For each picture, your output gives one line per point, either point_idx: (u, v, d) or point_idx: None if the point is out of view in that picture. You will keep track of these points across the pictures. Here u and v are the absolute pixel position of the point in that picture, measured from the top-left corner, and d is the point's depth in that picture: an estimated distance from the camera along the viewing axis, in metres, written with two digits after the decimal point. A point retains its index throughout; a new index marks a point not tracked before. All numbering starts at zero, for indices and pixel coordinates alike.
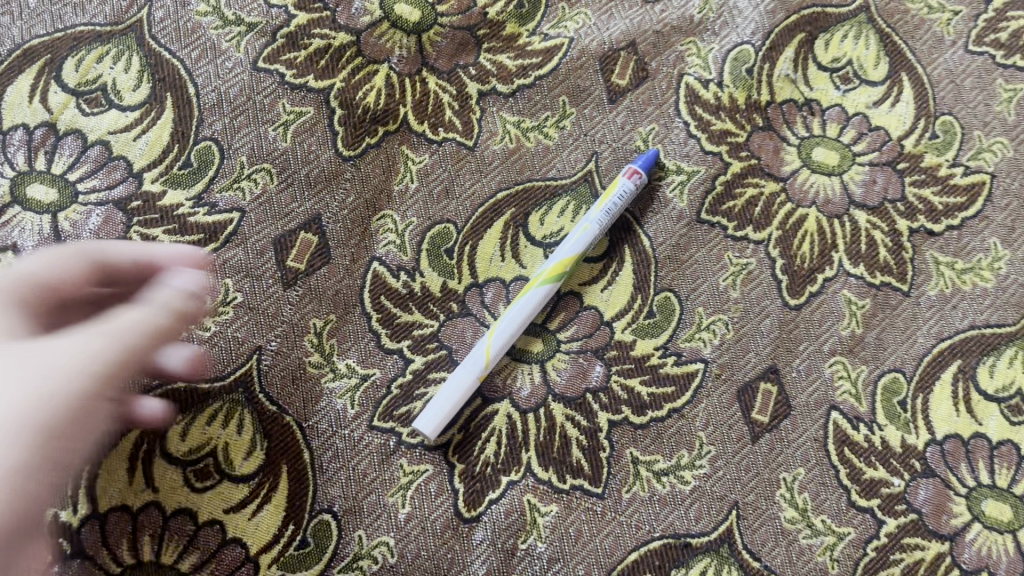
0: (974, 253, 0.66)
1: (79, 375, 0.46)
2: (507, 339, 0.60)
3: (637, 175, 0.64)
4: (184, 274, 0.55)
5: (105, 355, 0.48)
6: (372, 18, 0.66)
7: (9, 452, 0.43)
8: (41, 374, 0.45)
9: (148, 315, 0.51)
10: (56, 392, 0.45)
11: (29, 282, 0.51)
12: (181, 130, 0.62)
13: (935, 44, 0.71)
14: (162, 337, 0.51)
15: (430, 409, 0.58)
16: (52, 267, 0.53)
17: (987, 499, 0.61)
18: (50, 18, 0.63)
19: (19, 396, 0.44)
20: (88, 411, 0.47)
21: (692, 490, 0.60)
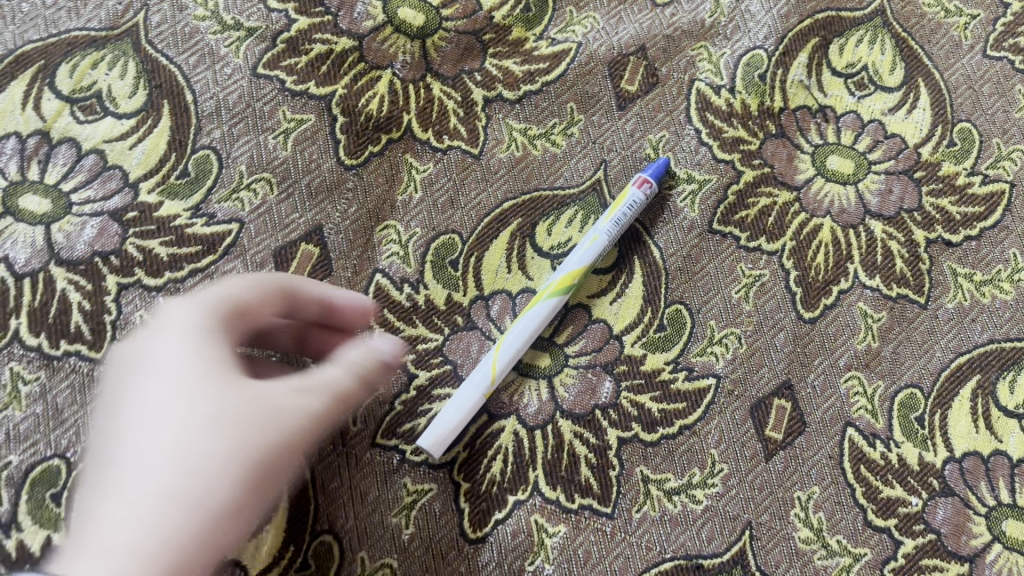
0: (992, 265, 0.64)
1: (299, 425, 0.45)
2: (512, 355, 0.58)
3: (646, 185, 0.62)
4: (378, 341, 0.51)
5: (317, 405, 0.46)
6: (375, 22, 0.65)
7: (222, 470, 0.42)
8: (273, 426, 0.44)
9: (359, 364, 0.49)
10: (273, 443, 0.43)
11: (240, 303, 0.47)
12: (178, 138, 0.60)
13: (953, 49, 0.69)
14: (367, 388, 0.49)
15: (433, 427, 0.56)
16: (263, 288, 0.49)
17: (1007, 519, 0.59)
18: (43, 23, 0.61)
19: (242, 446, 0.42)
20: (295, 460, 0.45)
21: (704, 510, 0.58)
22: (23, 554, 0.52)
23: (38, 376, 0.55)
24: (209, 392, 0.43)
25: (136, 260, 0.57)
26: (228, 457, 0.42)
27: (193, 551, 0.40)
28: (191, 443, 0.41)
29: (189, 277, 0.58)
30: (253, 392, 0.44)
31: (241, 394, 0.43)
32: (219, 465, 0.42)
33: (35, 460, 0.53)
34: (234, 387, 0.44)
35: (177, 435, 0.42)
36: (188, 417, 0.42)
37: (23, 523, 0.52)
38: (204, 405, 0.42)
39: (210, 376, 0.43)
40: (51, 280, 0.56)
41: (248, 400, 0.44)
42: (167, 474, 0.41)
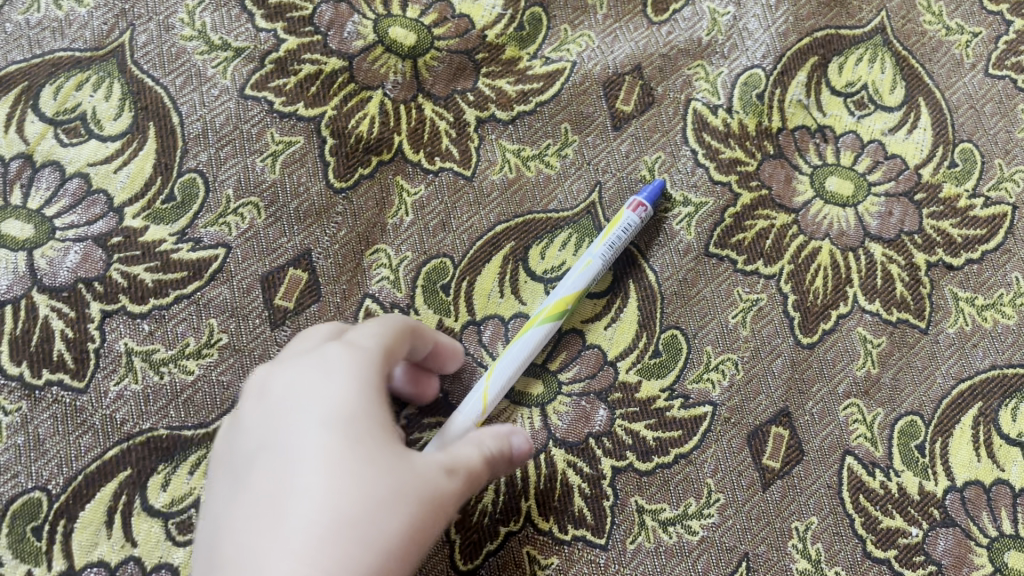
0: (994, 289, 0.63)
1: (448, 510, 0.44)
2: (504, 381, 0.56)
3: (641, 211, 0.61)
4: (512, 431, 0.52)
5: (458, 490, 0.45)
6: (366, 42, 0.63)
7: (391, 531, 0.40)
8: (433, 502, 0.43)
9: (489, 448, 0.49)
10: (432, 524, 0.42)
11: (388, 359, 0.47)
12: (164, 162, 0.59)
13: (954, 68, 0.68)
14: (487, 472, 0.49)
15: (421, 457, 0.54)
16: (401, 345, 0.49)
17: (1010, 550, 0.58)
18: (27, 43, 0.60)
19: (409, 523, 0.41)
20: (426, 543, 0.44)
21: (700, 541, 0.57)
22: None
23: (19, 405, 0.54)
24: (379, 455, 0.42)
25: (120, 287, 0.56)
26: (399, 529, 0.41)
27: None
28: (366, 505, 0.40)
29: (175, 303, 0.56)
30: (414, 463, 0.43)
31: (403, 463, 0.42)
32: (394, 536, 0.40)
33: (16, 493, 0.52)
34: (399, 456, 0.43)
35: (358, 496, 0.40)
36: (360, 476, 0.40)
37: (4, 558, 0.51)
38: (376, 466, 0.41)
39: (377, 438, 0.42)
40: (33, 307, 0.55)
41: (412, 472, 0.43)
42: (345, 532, 0.39)
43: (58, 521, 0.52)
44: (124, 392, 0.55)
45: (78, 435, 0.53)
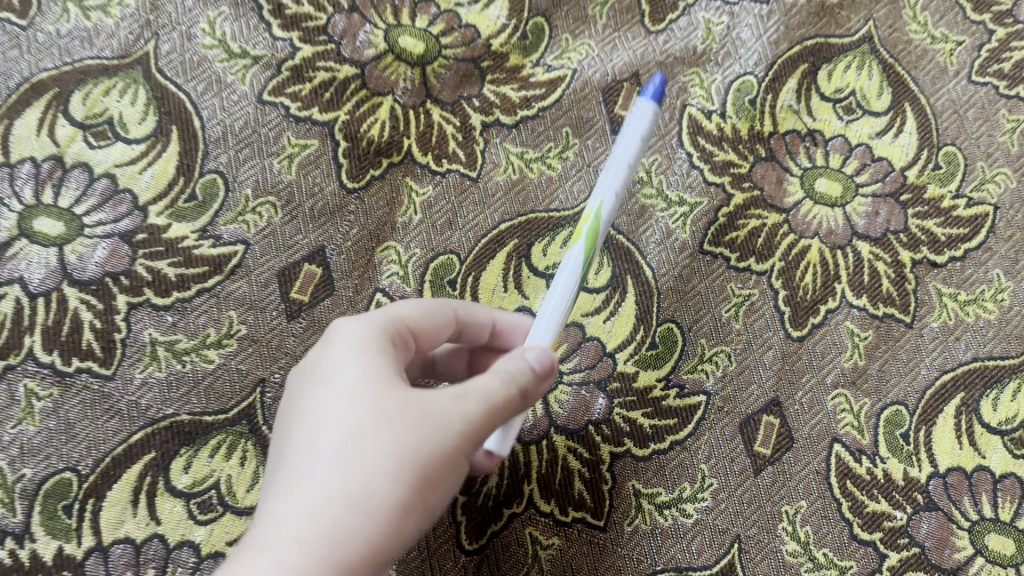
0: (976, 285, 0.66)
1: (465, 430, 0.40)
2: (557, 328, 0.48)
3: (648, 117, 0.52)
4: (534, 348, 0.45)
5: (485, 414, 0.41)
6: (377, 50, 0.67)
7: (376, 456, 0.39)
8: (436, 426, 0.40)
9: (524, 382, 0.43)
10: (438, 446, 0.40)
11: (406, 326, 0.47)
12: (186, 163, 0.62)
13: (938, 75, 0.71)
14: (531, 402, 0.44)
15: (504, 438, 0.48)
16: (430, 315, 0.49)
17: (991, 533, 0.61)
18: (58, 52, 0.64)
19: (402, 451, 0.39)
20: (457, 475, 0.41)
21: (694, 523, 0.60)
22: (36, 564, 0.54)
23: (50, 392, 0.57)
24: (368, 394, 0.41)
25: (145, 281, 0.60)
26: (387, 461, 0.39)
27: (349, 555, 0.38)
28: (346, 445, 0.39)
29: (197, 296, 0.60)
30: (419, 393, 0.41)
31: (401, 396, 0.41)
32: (380, 458, 0.39)
33: (48, 473, 0.55)
34: (395, 391, 0.41)
35: (336, 431, 0.40)
36: (343, 413, 0.41)
37: (37, 534, 0.54)
38: (361, 408, 0.40)
39: (373, 381, 0.42)
40: (64, 299, 0.59)
41: (412, 402, 0.41)
42: (322, 477, 0.39)
43: (87, 500, 0.55)
44: (148, 379, 0.58)
45: (105, 419, 0.57)
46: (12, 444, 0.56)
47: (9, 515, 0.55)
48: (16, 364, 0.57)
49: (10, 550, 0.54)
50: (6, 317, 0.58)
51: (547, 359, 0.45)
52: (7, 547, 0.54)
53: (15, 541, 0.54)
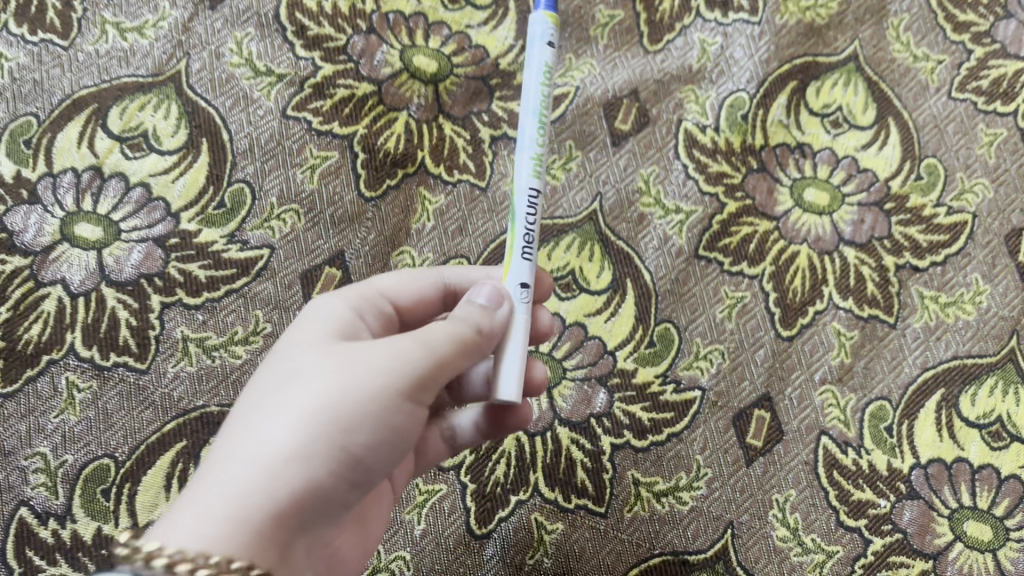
0: (956, 288, 0.70)
1: (382, 371, 0.41)
2: (527, 261, 0.47)
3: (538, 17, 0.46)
4: (480, 288, 0.46)
5: (408, 357, 0.41)
6: (393, 69, 0.71)
7: (285, 409, 0.40)
8: (351, 375, 0.40)
9: (460, 329, 0.43)
10: (352, 388, 0.40)
11: (376, 300, 0.50)
12: (215, 173, 0.67)
13: (920, 92, 0.75)
14: (471, 355, 0.44)
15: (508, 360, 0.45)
16: (412, 288, 0.52)
17: (969, 520, 0.65)
18: (97, 70, 0.69)
19: (313, 397, 0.40)
20: (383, 423, 0.41)
21: (690, 510, 0.64)
22: (77, 543, 0.58)
23: (90, 384, 0.61)
24: (295, 358, 0.43)
25: (177, 282, 0.64)
26: (296, 406, 0.39)
27: (254, 507, 0.38)
28: (261, 406, 0.40)
29: (225, 296, 0.64)
30: (344, 349, 0.42)
31: (324, 355, 0.42)
32: (288, 410, 0.39)
33: (88, 459, 0.60)
34: (323, 351, 0.43)
35: (255, 397, 0.41)
36: (266, 381, 0.42)
37: (78, 516, 0.59)
38: (286, 370, 0.42)
39: (307, 348, 0.43)
40: (102, 298, 0.63)
41: (334, 357, 0.42)
42: (238, 434, 0.40)
43: (124, 484, 0.59)
44: (180, 373, 0.62)
45: (141, 410, 0.61)
46: (55, 432, 0.60)
47: (51, 497, 0.59)
48: (58, 359, 0.62)
49: (52, 530, 0.58)
50: (49, 315, 0.62)
51: (496, 293, 0.46)
52: (49, 527, 0.58)
53: (57, 521, 0.58)
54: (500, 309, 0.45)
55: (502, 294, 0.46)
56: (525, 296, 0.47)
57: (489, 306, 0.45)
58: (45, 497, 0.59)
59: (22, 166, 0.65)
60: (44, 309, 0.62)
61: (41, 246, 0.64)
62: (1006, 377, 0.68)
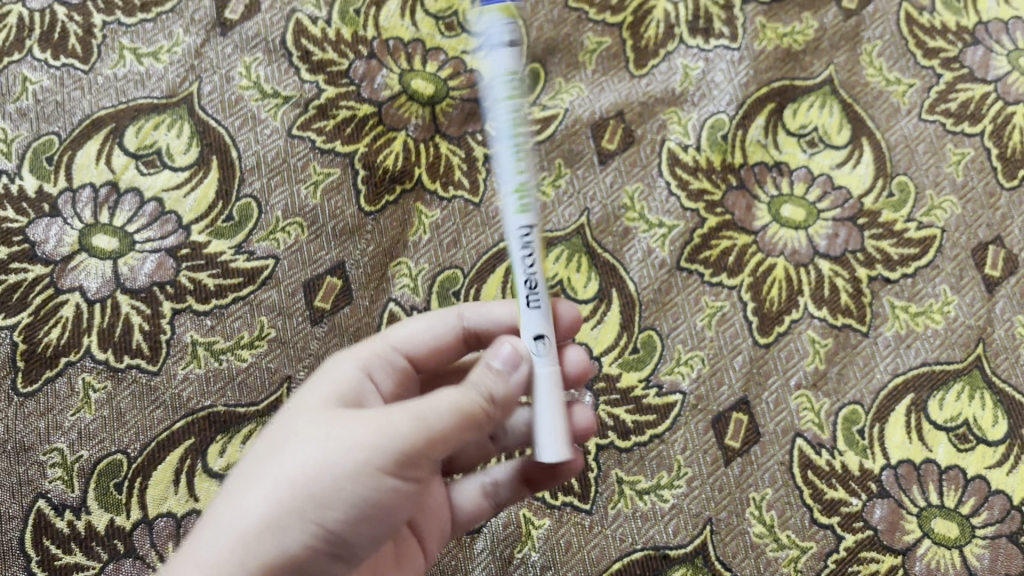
0: (925, 298, 0.73)
1: (363, 447, 0.42)
2: (535, 310, 0.47)
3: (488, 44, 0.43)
4: (499, 350, 0.47)
5: (392, 435, 0.42)
6: (392, 91, 0.76)
7: (270, 482, 0.43)
8: (336, 450, 0.43)
9: (459, 400, 0.44)
10: (333, 462, 0.42)
11: (390, 354, 0.54)
12: (224, 188, 0.71)
13: (892, 113, 0.79)
14: (468, 430, 0.44)
15: (543, 420, 0.46)
16: (427, 335, 0.55)
17: (936, 518, 0.68)
18: (115, 92, 0.74)
19: (296, 469, 0.43)
20: (362, 498, 0.42)
21: (671, 507, 0.67)
22: (90, 533, 0.62)
23: (105, 384, 0.66)
24: (299, 424, 0.46)
25: (187, 289, 0.68)
26: (279, 477, 0.43)
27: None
28: (256, 472, 0.44)
29: (233, 303, 0.68)
30: (341, 419, 0.45)
31: (322, 424, 0.45)
32: (274, 483, 0.43)
33: (102, 455, 0.64)
34: (325, 419, 0.45)
35: (258, 459, 0.45)
36: (271, 443, 0.46)
37: (92, 507, 0.63)
38: (288, 436, 0.45)
39: (316, 416, 0.46)
40: (117, 305, 0.68)
41: (330, 429, 0.44)
42: (234, 499, 0.44)
43: (135, 479, 0.63)
44: (190, 374, 0.66)
45: (152, 409, 0.65)
46: (72, 430, 0.64)
47: (68, 490, 0.63)
48: (75, 360, 0.66)
49: (68, 521, 0.62)
50: (67, 320, 0.67)
51: (515, 356, 0.47)
52: (65, 518, 0.62)
53: (72, 512, 0.63)
54: (518, 370, 0.46)
55: (520, 357, 0.47)
56: (542, 349, 0.47)
57: (505, 371, 0.46)
58: (62, 489, 0.63)
59: (44, 182, 0.71)
60: (63, 314, 0.67)
61: (61, 255, 0.68)
62: (972, 383, 0.71)
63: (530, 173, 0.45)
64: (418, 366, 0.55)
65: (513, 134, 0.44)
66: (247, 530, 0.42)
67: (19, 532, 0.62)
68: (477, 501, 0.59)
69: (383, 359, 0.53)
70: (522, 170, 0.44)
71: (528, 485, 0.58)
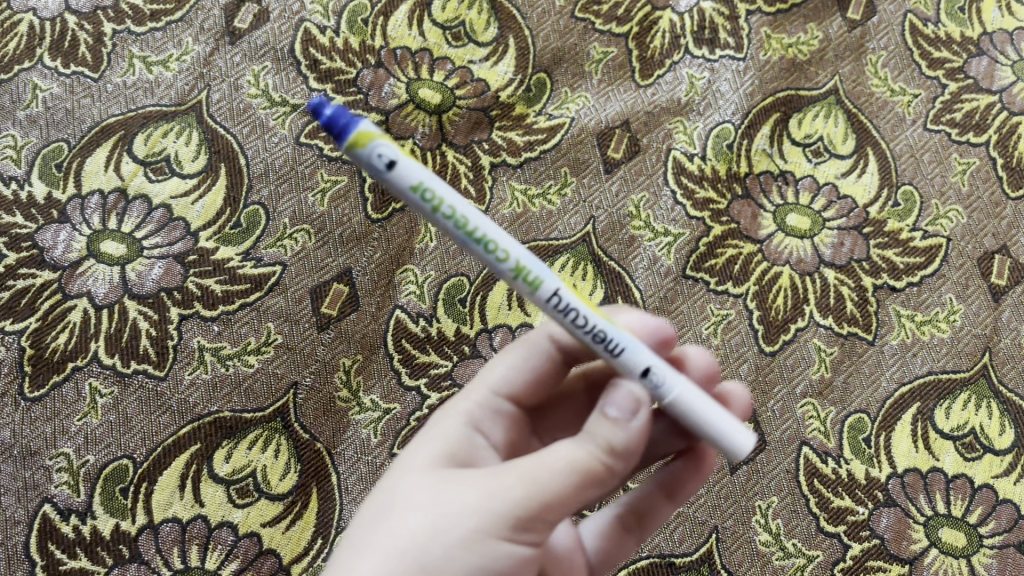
0: (931, 307, 0.73)
1: (473, 513, 0.40)
2: (623, 350, 0.42)
3: (368, 167, 0.37)
4: (615, 395, 0.41)
5: (503, 498, 0.40)
6: (400, 100, 0.77)
7: (378, 553, 0.40)
8: (446, 517, 0.40)
9: (577, 456, 0.40)
10: (443, 529, 0.40)
11: (490, 398, 0.51)
12: (232, 196, 0.72)
13: (897, 123, 0.79)
14: (591, 487, 0.40)
15: (721, 431, 0.43)
16: (525, 370, 0.51)
17: (943, 527, 0.68)
18: (124, 100, 0.75)
19: (400, 541, 0.40)
20: (476, 567, 0.39)
21: (677, 515, 0.67)
22: (95, 538, 0.62)
23: (111, 390, 0.66)
24: (405, 492, 0.43)
25: (195, 295, 0.69)
26: (387, 548, 0.40)
27: None
28: (363, 542, 0.42)
29: (240, 309, 0.69)
30: (451, 485, 0.42)
31: (430, 491, 0.42)
32: (383, 552, 0.40)
33: (108, 460, 0.64)
34: (434, 485, 0.43)
35: (364, 528, 0.43)
36: (376, 513, 0.43)
37: (97, 512, 0.63)
38: (395, 503, 0.43)
39: (424, 483, 0.43)
40: (125, 310, 0.68)
41: (438, 495, 0.42)
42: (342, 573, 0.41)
43: (141, 484, 0.63)
44: (196, 380, 0.67)
45: (158, 414, 0.65)
46: (78, 434, 0.64)
47: (73, 495, 0.63)
48: (82, 365, 0.66)
49: (74, 526, 0.62)
50: (75, 325, 0.67)
51: (633, 400, 0.41)
52: (70, 522, 0.62)
53: (78, 517, 0.63)
54: (639, 416, 0.41)
55: (640, 400, 0.41)
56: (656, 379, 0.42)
57: (623, 416, 0.41)
58: (67, 494, 0.63)
59: (53, 188, 0.71)
60: (71, 319, 0.67)
61: (69, 260, 0.69)
62: (978, 392, 0.71)
63: (510, 247, 0.39)
64: (526, 405, 0.52)
65: (465, 226, 0.39)
66: None
67: (24, 537, 0.62)
68: (613, 535, 0.55)
69: (484, 408, 0.51)
70: (501, 250, 0.39)
71: (674, 497, 0.55)
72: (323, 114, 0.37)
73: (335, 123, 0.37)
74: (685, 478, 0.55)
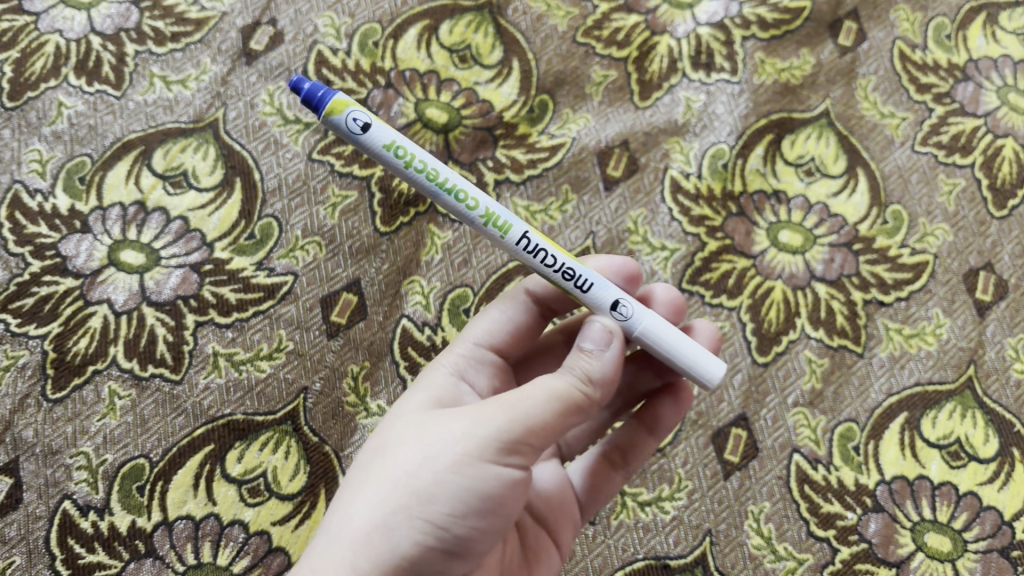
0: (918, 321, 0.76)
1: (461, 441, 0.44)
2: (591, 287, 0.49)
3: (346, 132, 0.45)
4: (589, 331, 0.47)
5: (488, 424, 0.44)
6: (408, 120, 0.80)
7: (378, 484, 0.44)
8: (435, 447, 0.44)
9: (555, 385, 0.44)
10: (434, 458, 0.44)
11: (472, 349, 0.56)
12: (247, 209, 0.75)
13: (886, 145, 0.82)
14: (571, 412, 0.44)
15: (691, 358, 0.49)
16: (505, 323, 0.56)
17: (929, 532, 0.70)
18: (145, 117, 0.78)
19: (399, 469, 0.44)
20: (467, 488, 0.43)
21: (671, 518, 0.70)
22: (113, 533, 0.65)
23: (130, 392, 0.69)
24: (398, 433, 0.47)
25: (210, 303, 0.72)
26: (384, 480, 0.44)
27: None
28: (361, 478, 0.46)
29: (253, 316, 0.71)
30: (439, 420, 0.46)
31: (420, 428, 0.47)
32: (381, 484, 0.44)
33: (125, 459, 0.67)
34: (423, 423, 0.47)
35: (362, 466, 0.47)
36: (374, 452, 0.47)
37: (115, 509, 0.65)
38: (389, 442, 0.47)
39: (414, 423, 0.48)
40: (143, 317, 0.71)
41: (430, 428, 0.46)
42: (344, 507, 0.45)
43: (156, 482, 0.66)
44: (210, 384, 0.69)
45: (174, 416, 0.68)
46: (97, 434, 0.67)
47: (92, 492, 0.66)
48: (102, 369, 0.69)
49: (92, 521, 0.65)
50: (95, 331, 0.70)
51: (605, 332, 0.47)
52: (89, 518, 0.65)
53: (96, 513, 0.65)
54: (611, 348, 0.47)
55: (611, 332, 0.47)
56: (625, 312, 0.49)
57: (596, 348, 0.46)
58: (86, 491, 0.66)
59: (76, 200, 0.74)
60: (91, 324, 0.70)
61: (91, 269, 0.72)
62: (963, 402, 0.73)
63: (478, 196, 0.47)
64: (508, 355, 0.57)
65: (437, 179, 0.47)
66: (357, 534, 0.43)
67: (45, 531, 0.65)
68: (597, 470, 0.60)
69: (467, 357, 0.55)
70: (470, 199, 0.47)
71: (654, 431, 0.60)
72: (304, 90, 0.45)
73: (313, 98, 0.45)
74: (664, 406, 0.60)
